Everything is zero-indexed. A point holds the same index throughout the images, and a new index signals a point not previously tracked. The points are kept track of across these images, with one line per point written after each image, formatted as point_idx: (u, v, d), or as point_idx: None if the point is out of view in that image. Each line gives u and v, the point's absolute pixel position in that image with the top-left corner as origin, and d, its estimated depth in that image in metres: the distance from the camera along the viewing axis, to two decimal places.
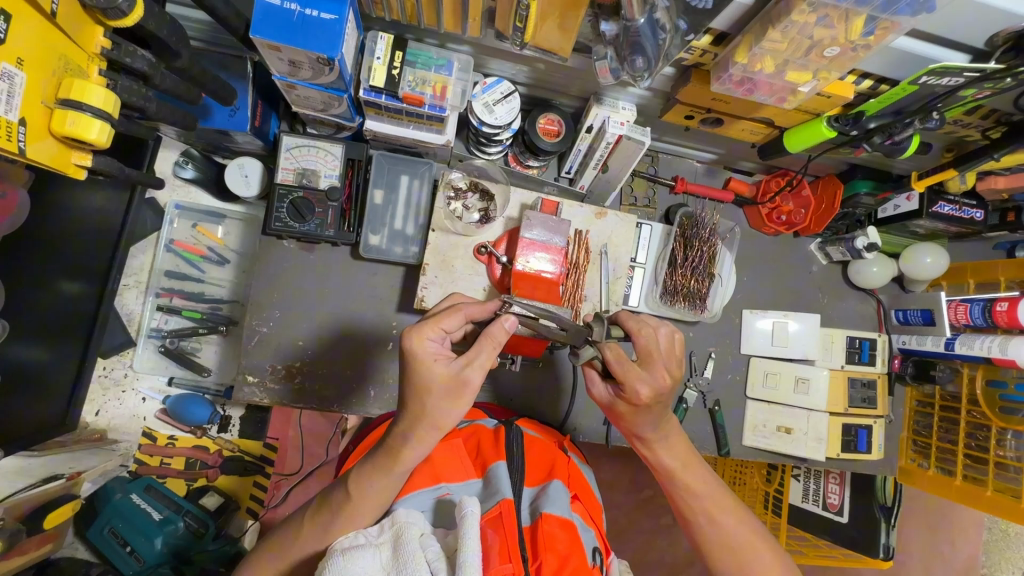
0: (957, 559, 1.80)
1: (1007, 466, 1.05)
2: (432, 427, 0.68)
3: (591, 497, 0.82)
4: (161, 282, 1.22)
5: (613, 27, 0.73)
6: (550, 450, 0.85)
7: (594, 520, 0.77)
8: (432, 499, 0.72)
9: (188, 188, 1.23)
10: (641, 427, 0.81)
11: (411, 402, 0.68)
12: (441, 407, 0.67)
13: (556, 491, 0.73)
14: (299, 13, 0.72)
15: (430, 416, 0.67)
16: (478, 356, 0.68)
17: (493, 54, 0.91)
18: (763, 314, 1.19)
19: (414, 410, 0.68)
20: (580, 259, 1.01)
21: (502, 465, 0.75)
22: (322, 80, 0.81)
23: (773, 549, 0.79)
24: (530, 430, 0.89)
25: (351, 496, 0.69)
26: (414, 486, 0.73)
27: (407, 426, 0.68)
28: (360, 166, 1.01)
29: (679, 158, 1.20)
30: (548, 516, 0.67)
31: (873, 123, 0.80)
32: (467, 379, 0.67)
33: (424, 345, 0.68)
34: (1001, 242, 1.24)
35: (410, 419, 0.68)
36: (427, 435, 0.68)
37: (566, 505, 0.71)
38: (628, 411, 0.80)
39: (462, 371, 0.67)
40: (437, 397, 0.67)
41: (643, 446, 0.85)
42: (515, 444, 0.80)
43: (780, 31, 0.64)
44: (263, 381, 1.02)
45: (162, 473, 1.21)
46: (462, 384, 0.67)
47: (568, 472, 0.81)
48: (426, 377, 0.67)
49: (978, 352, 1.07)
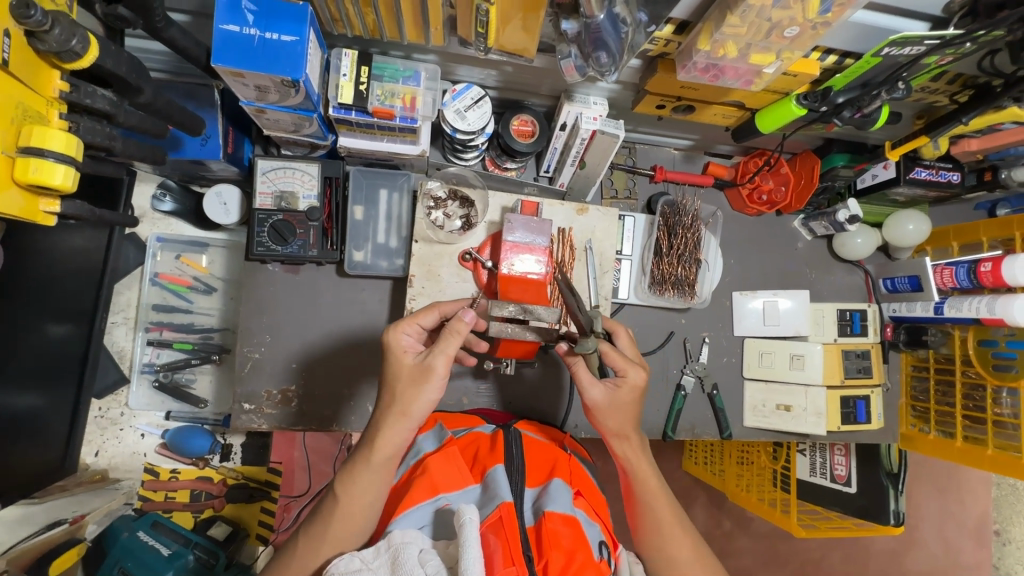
0: (968, 517, 1.83)
1: (1005, 423, 1.06)
2: (399, 414, 0.70)
3: (596, 492, 0.82)
4: (150, 316, 1.20)
5: (574, 25, 0.72)
6: (549, 449, 0.85)
7: (599, 513, 0.78)
8: (432, 512, 0.71)
9: (168, 220, 1.21)
10: (627, 426, 0.85)
11: (386, 391, 0.72)
12: (408, 394, 0.71)
13: (558, 489, 0.73)
14: (259, 37, 0.71)
15: (401, 402, 0.71)
16: (441, 344, 0.71)
17: (460, 60, 0.90)
18: (753, 294, 1.20)
19: (386, 399, 0.72)
20: (566, 257, 1.03)
21: (501, 468, 0.75)
22: (289, 102, 0.81)
23: None
24: (530, 432, 0.89)
25: (339, 500, 0.70)
26: (413, 501, 0.71)
27: (382, 414, 0.71)
28: (337, 183, 1.01)
29: (656, 148, 1.20)
30: (551, 513, 0.67)
31: (842, 98, 0.80)
32: (431, 365, 0.70)
33: (400, 338, 0.74)
34: (980, 202, 1.26)
35: (384, 407, 0.72)
36: (397, 422, 0.70)
37: (568, 502, 0.71)
38: (625, 407, 0.84)
39: (427, 358, 0.71)
40: (404, 383, 0.71)
41: (626, 450, 0.86)
42: (514, 445, 0.80)
43: (740, 15, 0.63)
44: (260, 408, 1.02)
45: (167, 508, 1.20)
46: (427, 369, 0.70)
47: (569, 468, 0.81)
48: (396, 366, 0.72)
49: (968, 313, 1.08)
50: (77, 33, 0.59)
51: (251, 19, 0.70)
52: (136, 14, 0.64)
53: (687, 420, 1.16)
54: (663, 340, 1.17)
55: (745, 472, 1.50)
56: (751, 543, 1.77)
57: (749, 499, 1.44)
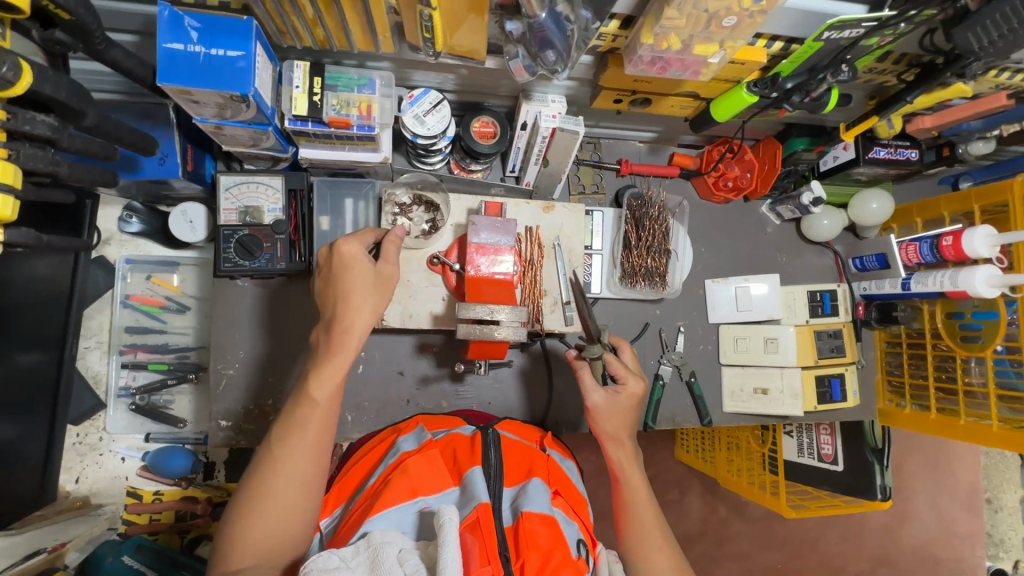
0: (959, 487, 1.85)
1: (975, 393, 1.09)
2: (368, 313, 0.78)
3: (574, 491, 0.83)
4: (123, 338, 1.19)
5: (518, 25, 0.73)
6: (528, 450, 0.85)
7: (577, 511, 0.79)
8: (412, 514, 0.70)
9: (136, 242, 1.20)
10: (620, 431, 0.90)
11: (349, 296, 0.77)
12: (374, 297, 0.79)
13: (535, 489, 0.74)
14: (205, 54, 0.71)
15: (369, 302, 0.78)
16: (390, 252, 0.83)
17: (415, 66, 0.91)
18: (725, 281, 1.21)
19: (352, 304, 0.77)
20: (535, 255, 1.03)
21: (478, 470, 0.76)
22: (243, 117, 0.81)
23: None
24: (510, 433, 0.90)
25: (319, 401, 0.73)
26: (392, 501, 0.70)
27: (347, 314, 0.76)
28: (302, 196, 1.01)
29: (621, 142, 1.21)
30: (528, 513, 0.68)
31: (790, 83, 0.81)
32: (388, 271, 0.82)
33: (357, 249, 0.80)
34: (944, 176, 1.30)
35: (349, 308, 0.76)
36: (366, 318, 0.77)
37: (546, 501, 0.72)
38: (620, 412, 0.90)
39: (383, 266, 0.81)
40: (369, 288, 0.79)
41: (620, 457, 0.89)
42: (491, 447, 0.81)
43: (676, 8, 0.64)
44: (236, 424, 1.02)
45: (153, 530, 1.19)
46: (385, 276, 0.81)
47: (546, 468, 0.82)
48: (360, 273, 0.78)
49: (933, 287, 1.09)
50: (7, 60, 0.57)
51: (195, 36, 0.70)
52: (75, 39, 0.64)
53: (667, 410, 1.17)
54: (638, 332, 1.18)
55: (734, 457, 1.52)
56: (746, 528, 1.78)
57: (740, 484, 1.46)
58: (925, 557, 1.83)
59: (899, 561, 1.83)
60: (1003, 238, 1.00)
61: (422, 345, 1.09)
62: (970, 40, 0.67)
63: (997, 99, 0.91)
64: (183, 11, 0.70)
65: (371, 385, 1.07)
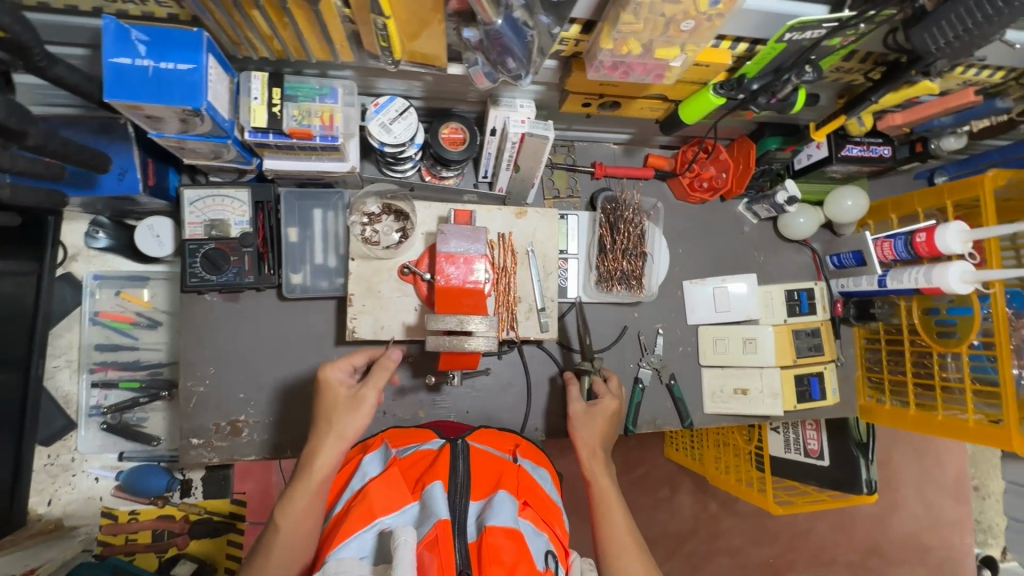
0: (946, 476, 1.87)
1: (952, 388, 1.08)
2: (338, 437, 0.77)
3: (546, 501, 0.81)
4: (94, 356, 1.17)
5: (475, 33, 0.72)
6: (498, 461, 0.84)
7: (547, 522, 0.77)
8: (373, 539, 0.69)
9: (104, 257, 1.18)
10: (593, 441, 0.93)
11: (322, 419, 0.80)
12: (345, 419, 0.79)
13: (501, 501, 0.72)
14: (154, 68, 0.69)
15: (337, 425, 0.78)
16: (373, 378, 0.82)
17: (379, 74, 0.89)
18: (702, 282, 1.20)
19: (323, 427, 0.78)
20: (507, 262, 1.02)
21: (438, 485, 0.73)
22: (199, 130, 0.79)
23: None
24: (479, 443, 0.88)
25: (280, 529, 0.72)
26: (351, 530, 0.69)
27: (320, 437, 0.78)
28: (269, 208, 0.99)
29: (595, 144, 1.20)
30: (491, 527, 0.67)
31: (756, 84, 0.80)
32: (364, 394, 0.81)
33: (335, 372, 0.83)
34: (920, 171, 1.30)
35: (322, 431, 0.78)
36: (336, 443, 0.77)
37: (512, 513, 0.70)
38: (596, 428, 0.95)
39: (360, 390, 0.81)
40: (340, 410, 0.79)
41: (594, 467, 0.90)
42: (459, 459, 0.79)
43: (632, 13, 0.63)
44: (209, 442, 1.00)
45: (129, 551, 1.18)
46: (360, 398, 0.80)
47: (516, 479, 0.80)
48: (332, 397, 0.81)
49: (909, 284, 1.09)
50: None
51: (144, 49, 0.68)
52: (14, 56, 0.62)
53: (647, 413, 1.17)
54: (617, 335, 1.17)
55: (722, 455, 1.52)
56: (736, 524, 1.78)
57: (728, 481, 1.45)
58: (914, 546, 1.84)
59: (889, 551, 1.84)
60: (975, 234, 1.00)
61: (398, 355, 1.07)
62: (927, 40, 0.67)
63: (964, 96, 0.90)
64: (130, 25, 0.68)
65: None
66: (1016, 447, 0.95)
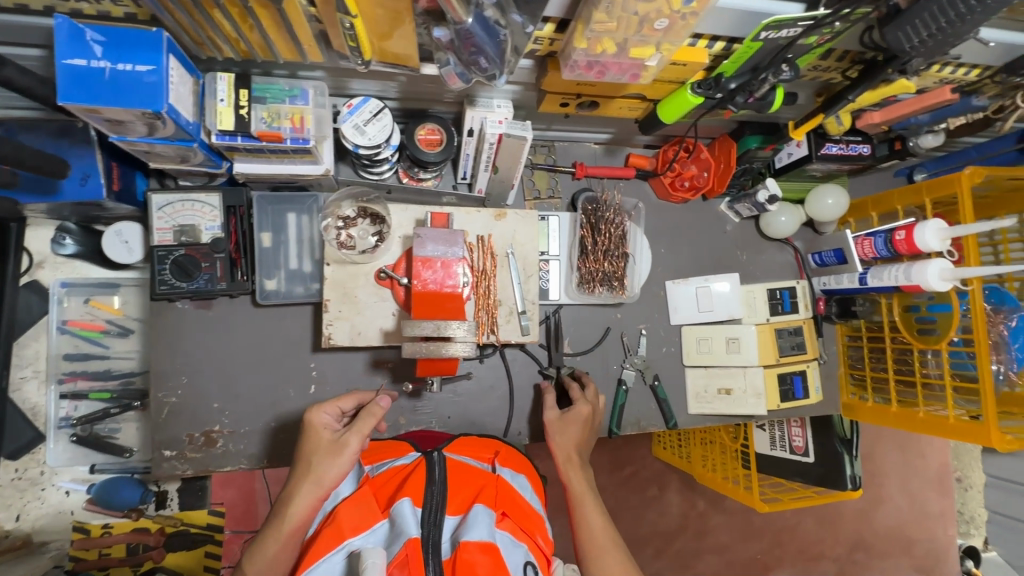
0: (929, 468, 1.89)
1: (934, 385, 1.09)
2: (315, 482, 0.76)
3: (526, 510, 0.79)
4: (63, 366, 1.13)
5: (446, 32, 0.69)
6: (476, 472, 0.82)
7: (527, 532, 0.76)
8: (343, 561, 0.68)
9: (72, 263, 1.14)
10: (568, 445, 0.94)
11: (303, 463, 0.80)
12: (323, 464, 0.78)
13: (477, 515, 0.71)
14: (111, 70, 0.66)
15: (315, 471, 0.77)
16: (358, 424, 0.81)
17: (351, 74, 0.87)
18: (685, 282, 1.20)
19: (302, 471, 0.78)
20: (487, 265, 1.00)
21: (409, 501, 0.72)
22: (162, 133, 0.77)
23: None
24: (456, 454, 0.86)
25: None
26: (319, 554, 0.67)
27: (299, 481, 0.77)
28: (242, 212, 0.97)
29: (575, 144, 1.19)
30: (467, 543, 0.66)
31: (734, 83, 0.80)
32: (346, 441, 0.79)
33: (320, 415, 0.84)
34: (900, 169, 1.31)
35: (300, 475, 0.78)
36: (312, 489, 0.76)
37: (488, 527, 0.69)
38: (570, 431, 0.96)
39: (343, 435, 0.80)
40: (320, 455, 0.79)
41: (569, 474, 0.90)
42: (435, 470, 0.78)
43: (604, 12, 0.61)
44: (182, 453, 0.98)
45: (103, 565, 1.16)
46: (341, 444, 0.79)
47: (494, 490, 0.79)
48: (315, 441, 0.81)
49: (889, 282, 1.09)
50: None
51: (100, 51, 0.66)
52: None
53: (631, 415, 1.16)
54: (600, 336, 1.16)
55: (710, 454, 1.52)
56: (725, 521, 1.79)
57: (715, 479, 1.46)
58: (899, 539, 1.86)
59: (874, 545, 1.85)
60: (953, 232, 1.00)
61: (377, 360, 1.05)
62: (901, 39, 0.67)
63: (941, 94, 0.89)
64: (85, 24, 0.65)
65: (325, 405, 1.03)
66: (993, 443, 0.96)
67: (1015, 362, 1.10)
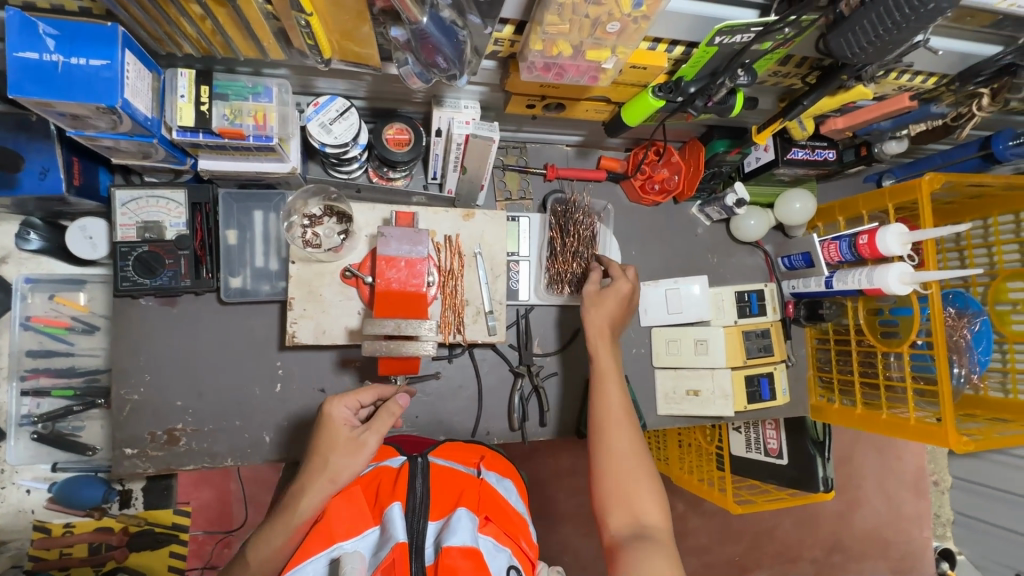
0: (905, 471, 1.90)
1: (896, 387, 1.10)
2: (328, 479, 0.76)
3: (510, 515, 0.80)
4: (25, 363, 1.12)
5: (403, 32, 0.69)
6: (459, 476, 0.82)
7: (511, 536, 0.76)
8: (327, 564, 0.67)
9: (38, 259, 1.15)
10: (600, 318, 0.96)
11: (318, 457, 0.78)
12: (339, 463, 0.77)
13: (460, 519, 0.71)
14: (64, 64, 0.66)
15: (331, 469, 0.76)
16: (377, 424, 0.80)
17: (317, 73, 0.87)
18: (655, 284, 1.21)
19: (316, 466, 0.77)
20: (455, 265, 1.01)
21: (398, 506, 0.73)
22: (122, 129, 0.76)
23: (654, 480, 0.81)
24: (441, 459, 0.86)
25: (248, 565, 0.75)
26: (308, 553, 0.67)
27: (312, 477, 0.77)
28: (207, 209, 0.96)
29: (547, 146, 1.20)
30: (449, 548, 0.65)
31: (693, 87, 0.81)
32: (364, 440, 0.78)
33: (339, 410, 0.81)
34: (869, 174, 1.33)
35: (314, 471, 0.77)
36: (323, 487, 0.76)
37: (472, 531, 0.69)
38: (609, 303, 0.97)
39: (361, 434, 0.79)
40: (338, 452, 0.77)
41: (598, 347, 0.94)
42: (417, 478, 0.77)
43: (555, 14, 0.62)
44: (144, 452, 0.97)
45: (63, 565, 1.19)
46: (360, 444, 0.78)
47: (477, 494, 0.79)
48: (333, 437, 0.79)
49: (853, 285, 1.10)
50: None
51: (53, 44, 0.66)
52: None
53: None
54: (570, 336, 1.15)
55: (685, 455, 1.53)
56: (702, 522, 1.80)
57: (690, 481, 1.46)
58: (876, 542, 1.87)
59: (851, 546, 1.87)
60: (914, 236, 1.01)
61: (344, 359, 1.04)
62: (845, 46, 0.69)
63: (900, 101, 0.91)
64: (38, 17, 0.66)
65: (291, 404, 1.02)
66: (950, 443, 0.96)
67: (977, 365, 1.12)
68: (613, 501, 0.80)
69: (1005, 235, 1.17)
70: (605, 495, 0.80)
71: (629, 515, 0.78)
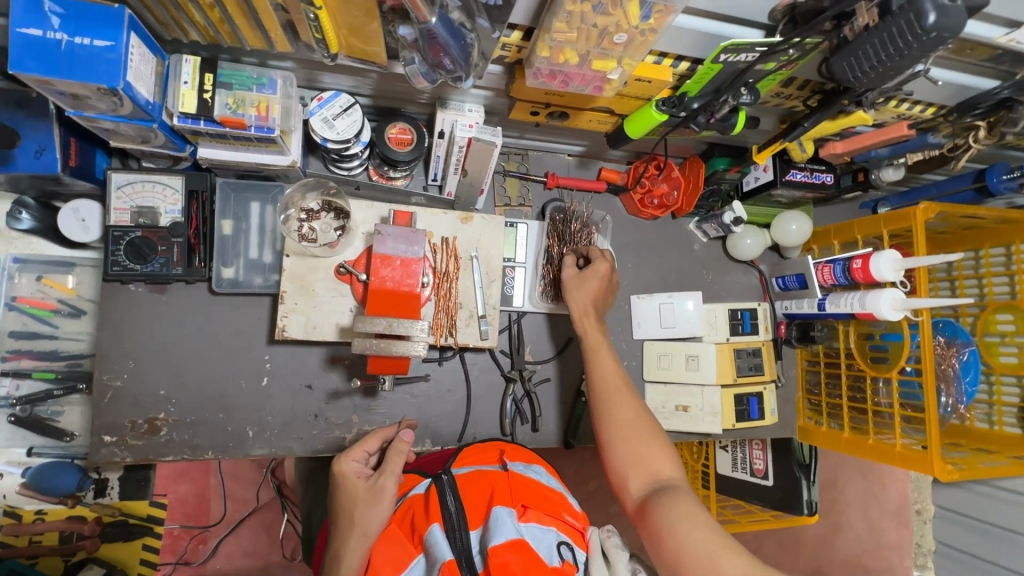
0: (888, 500, 1.87)
1: (883, 413, 1.11)
2: (361, 535, 0.75)
3: (546, 494, 0.79)
4: (7, 344, 1.10)
5: (410, 31, 0.70)
6: (486, 475, 0.80)
7: (553, 514, 0.76)
8: None
9: (28, 240, 1.11)
10: (588, 297, 0.99)
11: (344, 516, 0.78)
12: (365, 516, 0.77)
13: (498, 516, 0.70)
14: (67, 43, 0.66)
15: (359, 523, 0.76)
16: (389, 465, 0.82)
17: (323, 68, 0.87)
18: (650, 297, 1.21)
19: (345, 525, 0.77)
20: (450, 267, 1.01)
21: (438, 527, 0.72)
22: (123, 111, 0.76)
23: (660, 437, 0.83)
24: (464, 467, 0.84)
25: None
26: None
27: (345, 536, 0.76)
28: (203, 198, 0.95)
29: (549, 154, 1.20)
30: (495, 548, 0.65)
31: (696, 103, 0.82)
32: (383, 484, 0.80)
33: (349, 464, 0.83)
34: (865, 201, 1.34)
35: (345, 531, 0.77)
36: (359, 543, 0.75)
37: (513, 524, 0.69)
38: (591, 287, 0.99)
39: (378, 479, 0.80)
40: (361, 506, 0.78)
41: (585, 327, 0.97)
42: (447, 494, 0.76)
43: (563, 21, 0.63)
44: (123, 440, 0.96)
45: (32, 553, 1.17)
46: (380, 489, 0.79)
47: (508, 486, 0.78)
48: (352, 492, 0.80)
49: (845, 309, 1.11)
50: None
51: (57, 22, 0.66)
52: None
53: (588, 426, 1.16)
54: (562, 346, 1.15)
55: None
56: None
57: None
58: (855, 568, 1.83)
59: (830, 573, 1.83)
60: (907, 263, 1.02)
61: (333, 356, 1.03)
62: (846, 69, 0.70)
63: (899, 129, 0.91)
64: None
65: (276, 398, 1.01)
66: (935, 472, 0.96)
67: (964, 396, 1.12)
68: (628, 464, 0.81)
69: (996, 267, 1.17)
70: (619, 460, 0.82)
71: (647, 474, 0.80)
